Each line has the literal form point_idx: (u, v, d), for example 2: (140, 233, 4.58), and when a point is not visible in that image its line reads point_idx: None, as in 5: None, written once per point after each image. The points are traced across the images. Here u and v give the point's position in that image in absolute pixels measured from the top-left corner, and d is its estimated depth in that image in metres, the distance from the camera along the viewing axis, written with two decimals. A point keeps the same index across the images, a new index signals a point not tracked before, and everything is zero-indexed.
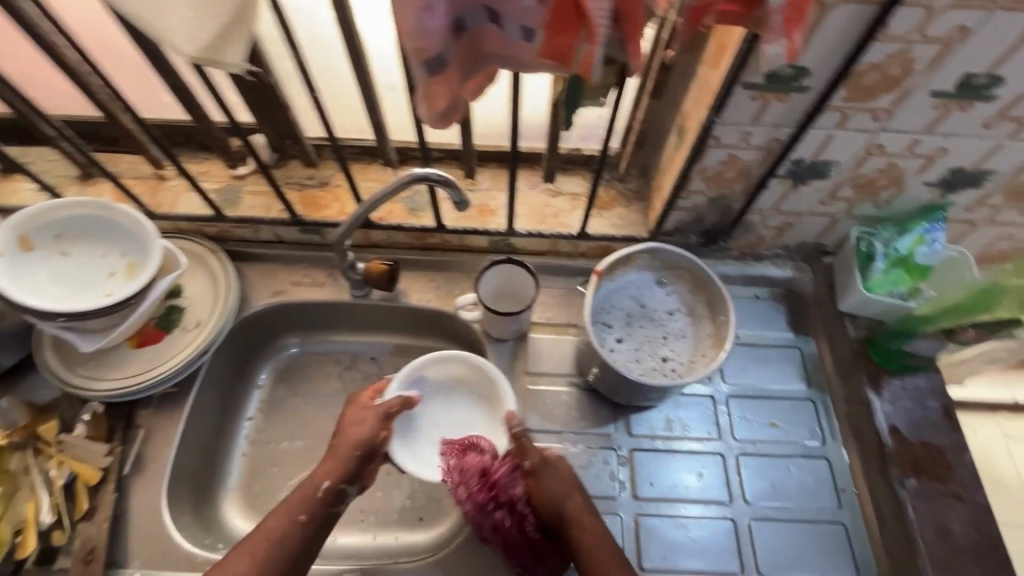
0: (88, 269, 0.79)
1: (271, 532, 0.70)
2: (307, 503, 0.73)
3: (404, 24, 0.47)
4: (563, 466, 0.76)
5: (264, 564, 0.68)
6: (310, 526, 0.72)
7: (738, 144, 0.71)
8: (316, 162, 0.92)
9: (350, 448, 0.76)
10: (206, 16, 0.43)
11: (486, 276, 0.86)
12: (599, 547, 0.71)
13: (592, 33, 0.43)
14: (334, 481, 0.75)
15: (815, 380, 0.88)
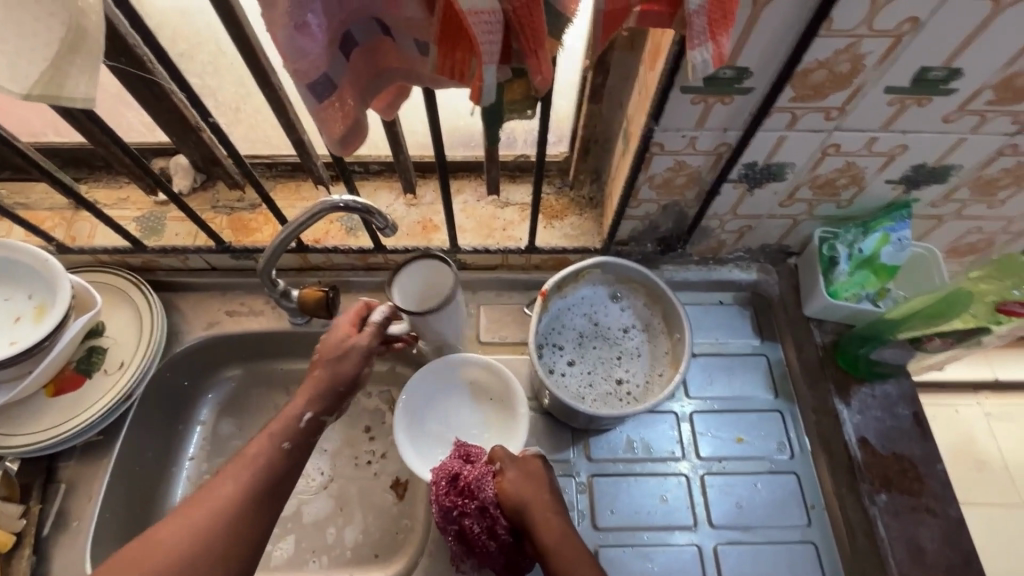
0: None
1: (255, 459, 0.61)
2: (294, 426, 0.64)
3: (277, 45, 0.41)
4: (535, 471, 0.71)
5: (243, 489, 0.59)
6: (292, 455, 0.63)
7: (685, 150, 0.66)
8: (243, 183, 0.86)
9: (334, 382, 0.68)
10: (29, 52, 0.37)
11: (407, 273, 0.76)
12: (574, 551, 0.64)
13: (479, 57, 0.37)
14: (317, 411, 0.67)
15: (782, 389, 0.84)
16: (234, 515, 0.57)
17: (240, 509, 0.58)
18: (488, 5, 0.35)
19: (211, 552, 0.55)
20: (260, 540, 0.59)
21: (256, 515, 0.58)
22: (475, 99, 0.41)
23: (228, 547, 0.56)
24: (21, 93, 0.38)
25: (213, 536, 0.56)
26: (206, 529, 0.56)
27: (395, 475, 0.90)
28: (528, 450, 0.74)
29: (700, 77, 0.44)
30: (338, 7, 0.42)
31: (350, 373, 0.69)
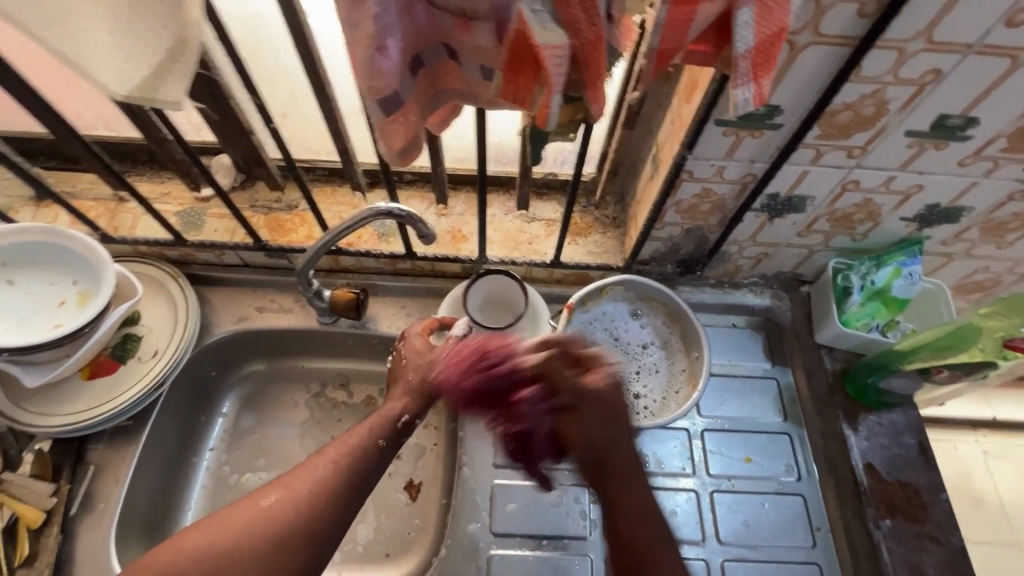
0: (38, 299, 0.75)
1: (356, 446, 0.62)
2: (394, 423, 0.65)
3: (356, 63, 0.45)
4: (612, 405, 0.64)
5: (342, 475, 0.59)
6: (385, 452, 0.64)
7: (712, 178, 0.70)
8: (283, 185, 0.89)
9: (425, 382, 0.69)
10: (137, 56, 0.40)
11: (473, 291, 0.82)
12: (639, 506, 0.60)
13: (547, 84, 0.41)
14: (413, 414, 0.67)
15: (791, 413, 0.86)
16: (328, 497, 0.58)
17: (337, 492, 0.59)
18: (560, 41, 0.39)
19: (293, 531, 0.55)
20: (343, 528, 0.59)
21: (348, 501, 0.59)
22: (542, 125, 0.45)
23: (312, 527, 0.56)
24: (124, 92, 0.42)
25: (305, 513, 0.56)
26: (301, 504, 0.57)
27: (409, 477, 0.92)
28: (596, 364, 0.66)
29: (741, 114, 0.47)
30: (413, 32, 0.45)
31: (441, 367, 0.70)
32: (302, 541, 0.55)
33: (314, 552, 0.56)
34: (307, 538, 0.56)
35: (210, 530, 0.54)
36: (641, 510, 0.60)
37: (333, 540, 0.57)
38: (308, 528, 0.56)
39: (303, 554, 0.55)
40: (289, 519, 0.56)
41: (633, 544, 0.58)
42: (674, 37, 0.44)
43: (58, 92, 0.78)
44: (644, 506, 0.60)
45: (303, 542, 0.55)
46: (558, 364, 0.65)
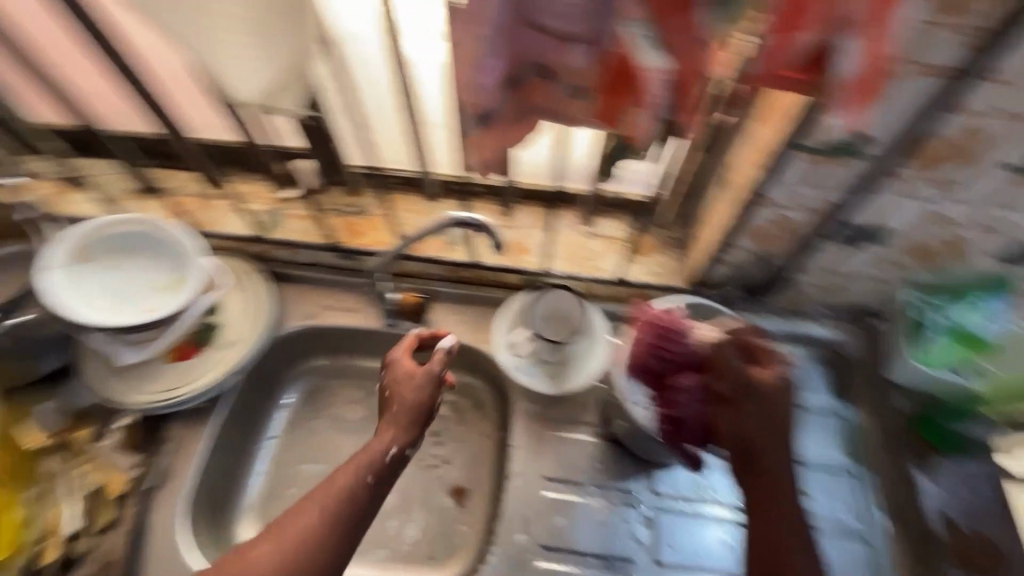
0: (134, 284, 0.80)
1: (338, 490, 0.63)
2: (376, 458, 0.65)
3: (461, 80, 0.49)
4: (780, 410, 0.61)
5: (330, 521, 0.61)
6: (373, 488, 0.64)
7: (788, 204, 0.69)
8: (357, 190, 0.93)
9: (413, 412, 0.69)
10: None
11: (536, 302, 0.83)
12: (787, 509, 0.60)
13: None
14: (402, 445, 0.67)
15: (856, 451, 0.84)
16: (313, 541, 0.60)
17: (325, 533, 0.60)
18: None
19: None
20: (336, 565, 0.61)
21: (334, 542, 0.61)
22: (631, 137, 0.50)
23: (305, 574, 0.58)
24: None
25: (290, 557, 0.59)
26: (289, 555, 0.59)
27: (457, 481, 0.93)
28: (772, 362, 0.64)
29: None
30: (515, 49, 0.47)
31: (419, 397, 0.70)
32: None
33: None
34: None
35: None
36: (787, 513, 0.60)
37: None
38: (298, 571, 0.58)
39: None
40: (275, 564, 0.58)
41: (768, 537, 0.59)
42: (772, 64, 0.45)
43: None
44: (788, 511, 0.60)
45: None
46: (732, 356, 0.64)
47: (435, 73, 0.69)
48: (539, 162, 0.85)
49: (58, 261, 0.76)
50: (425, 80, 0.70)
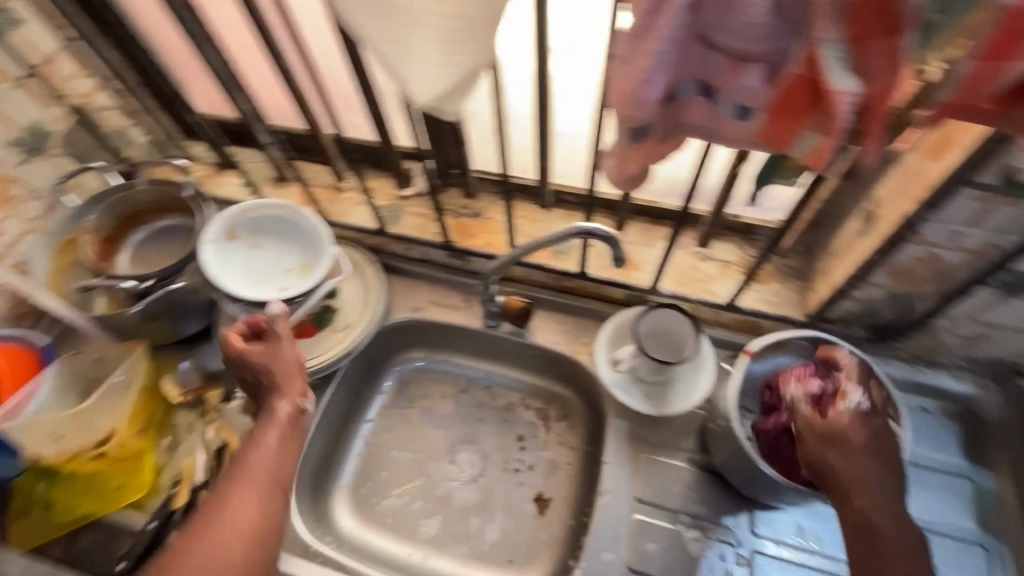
0: (271, 263, 0.88)
1: (257, 461, 0.65)
2: (277, 421, 0.68)
3: (622, 93, 0.47)
4: (841, 425, 0.63)
5: (253, 490, 0.63)
6: (286, 447, 0.68)
7: (943, 242, 0.64)
8: (474, 194, 0.97)
9: (286, 373, 0.71)
10: (446, 71, 0.48)
11: (645, 318, 0.81)
12: (877, 515, 0.58)
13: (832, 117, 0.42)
14: (288, 399, 0.70)
15: (992, 523, 0.76)
16: (249, 508, 0.62)
17: (257, 495, 0.63)
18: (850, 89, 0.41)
19: (235, 551, 0.59)
20: (280, 514, 0.64)
21: (267, 500, 0.63)
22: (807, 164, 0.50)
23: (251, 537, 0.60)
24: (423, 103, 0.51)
25: (240, 528, 0.60)
26: (229, 533, 0.59)
27: (539, 490, 0.92)
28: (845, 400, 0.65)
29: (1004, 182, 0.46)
30: (682, 64, 0.46)
31: (298, 357, 0.73)
32: (250, 547, 0.60)
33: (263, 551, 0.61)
34: (253, 542, 0.60)
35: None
36: (877, 521, 0.57)
37: (273, 531, 0.63)
38: (252, 536, 0.61)
39: (256, 558, 0.60)
40: (229, 541, 0.59)
41: (858, 549, 0.57)
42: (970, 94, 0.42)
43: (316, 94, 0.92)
44: (876, 517, 0.58)
45: (249, 551, 0.60)
46: (801, 401, 0.66)
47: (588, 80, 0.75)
48: (679, 173, 0.84)
49: (213, 236, 0.85)
50: (563, 82, 0.76)
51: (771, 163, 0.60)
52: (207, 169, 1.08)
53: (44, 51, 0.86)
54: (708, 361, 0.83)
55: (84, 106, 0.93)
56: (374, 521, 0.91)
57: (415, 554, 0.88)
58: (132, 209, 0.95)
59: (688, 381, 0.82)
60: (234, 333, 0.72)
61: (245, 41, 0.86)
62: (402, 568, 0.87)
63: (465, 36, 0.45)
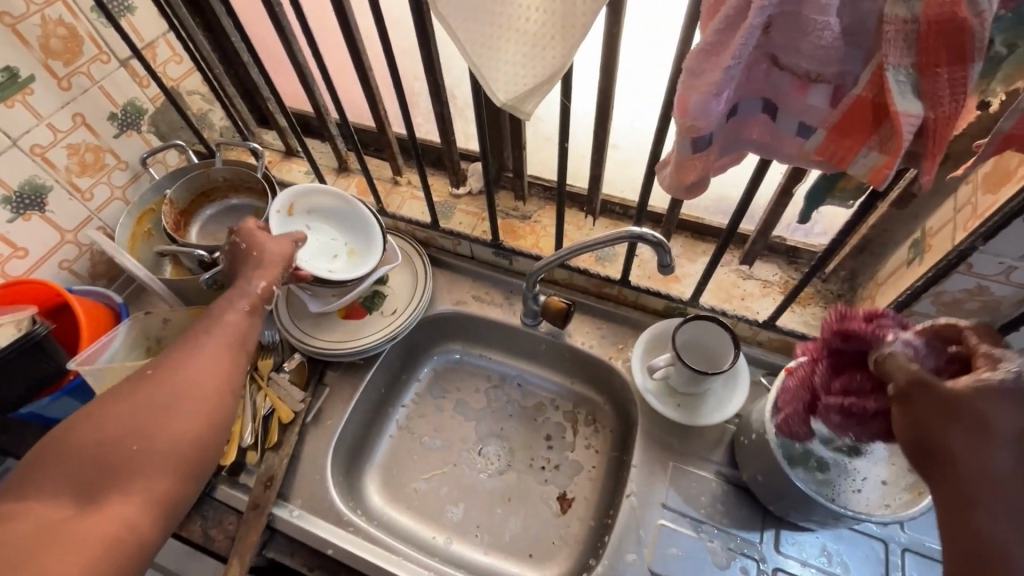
0: (320, 245, 0.92)
1: (224, 324, 0.67)
2: (249, 294, 0.71)
3: (687, 104, 0.49)
4: (981, 406, 0.44)
5: (218, 345, 0.65)
6: (250, 319, 0.70)
7: (993, 276, 0.64)
8: (525, 197, 1.01)
9: (277, 257, 0.75)
10: (528, 74, 0.52)
11: (683, 329, 0.83)
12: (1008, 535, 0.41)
13: (896, 130, 0.43)
14: (266, 280, 0.72)
15: None
16: (219, 360, 0.64)
17: (224, 351, 0.65)
18: (915, 111, 0.43)
19: (197, 393, 0.60)
20: (244, 374, 0.66)
21: (235, 357, 0.66)
22: (868, 179, 0.51)
23: (215, 383, 0.62)
24: (501, 100, 0.54)
25: (212, 372, 0.62)
26: (193, 376, 0.61)
27: (563, 489, 0.93)
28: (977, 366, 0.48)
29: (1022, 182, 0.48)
30: (747, 83, 0.49)
31: (278, 262, 0.76)
32: (218, 390, 0.61)
33: (224, 399, 0.61)
34: (223, 385, 0.62)
35: (133, 403, 0.56)
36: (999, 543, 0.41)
37: (236, 386, 0.64)
38: (222, 382, 0.62)
39: (224, 401, 0.61)
40: (200, 379, 0.61)
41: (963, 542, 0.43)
42: None
43: (385, 92, 0.98)
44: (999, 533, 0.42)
45: (219, 394, 0.61)
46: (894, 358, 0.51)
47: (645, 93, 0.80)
48: (729, 191, 0.87)
49: (278, 207, 0.89)
50: (623, 93, 0.81)
51: (822, 184, 0.62)
52: (274, 155, 1.14)
53: (148, 37, 0.95)
54: (741, 383, 0.85)
55: (175, 89, 1.03)
56: (402, 503, 0.94)
57: (439, 538, 0.91)
58: (205, 186, 1.01)
59: (720, 397, 0.84)
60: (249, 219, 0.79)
61: (333, 39, 0.94)
62: (426, 549, 0.90)
63: (554, 44, 0.49)
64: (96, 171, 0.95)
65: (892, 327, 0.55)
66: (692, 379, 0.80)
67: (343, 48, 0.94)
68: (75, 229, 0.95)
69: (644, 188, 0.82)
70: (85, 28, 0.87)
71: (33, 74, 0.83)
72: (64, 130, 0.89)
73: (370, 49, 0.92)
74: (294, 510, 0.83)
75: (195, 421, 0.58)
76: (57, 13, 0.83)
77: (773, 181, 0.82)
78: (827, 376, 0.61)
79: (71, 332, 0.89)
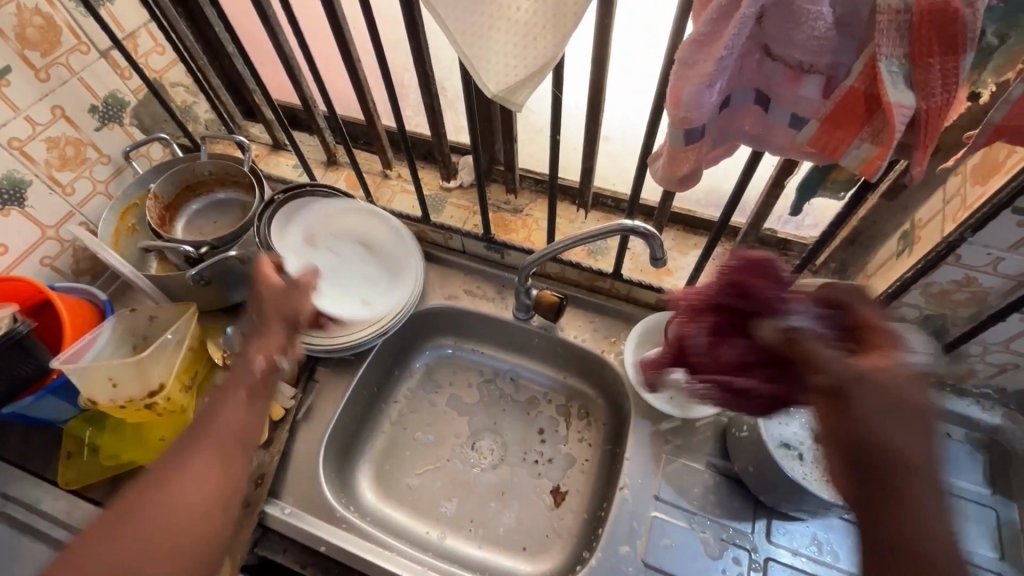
0: (347, 268, 0.97)
1: (221, 421, 0.57)
2: (251, 376, 0.60)
3: (680, 95, 0.49)
4: (907, 395, 0.42)
5: (214, 451, 0.55)
6: (256, 403, 0.60)
7: (982, 267, 0.65)
8: (516, 191, 1.00)
9: (282, 319, 0.65)
10: (518, 65, 0.51)
11: None
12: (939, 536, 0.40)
13: (889, 120, 0.43)
14: (278, 352, 0.63)
15: (1012, 555, 0.75)
16: (208, 471, 0.53)
17: (220, 456, 0.55)
18: (907, 102, 0.43)
19: (176, 523, 0.50)
20: (244, 474, 0.56)
21: (231, 459, 0.55)
22: (860, 171, 0.51)
23: (202, 503, 0.52)
24: (491, 90, 0.53)
25: (198, 490, 0.52)
26: (174, 499, 0.51)
27: (557, 482, 0.93)
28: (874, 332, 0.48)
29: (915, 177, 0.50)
30: (739, 74, 0.49)
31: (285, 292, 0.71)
32: (208, 513, 0.52)
33: (216, 524, 0.52)
34: (215, 505, 0.52)
35: (98, 554, 0.47)
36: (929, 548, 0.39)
37: (236, 499, 0.54)
38: (213, 501, 0.52)
39: (215, 527, 0.52)
40: (183, 504, 0.51)
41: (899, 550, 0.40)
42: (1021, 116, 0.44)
43: (374, 84, 0.96)
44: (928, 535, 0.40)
45: (209, 518, 0.52)
46: (804, 334, 0.50)
47: (639, 85, 0.79)
48: (721, 184, 0.87)
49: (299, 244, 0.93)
50: (614, 85, 0.81)
51: (813, 176, 0.63)
52: (261, 149, 1.12)
53: (128, 27, 0.93)
54: None
55: (158, 81, 1.01)
56: (395, 498, 0.93)
57: (433, 533, 0.90)
58: (191, 180, 1.00)
59: None
60: (264, 263, 0.67)
61: (321, 30, 0.92)
62: (420, 545, 0.89)
63: (545, 33, 0.49)
64: (77, 164, 0.93)
65: (781, 296, 0.57)
66: (651, 385, 0.81)
67: (330, 38, 0.92)
68: (56, 225, 0.93)
69: (637, 180, 0.81)
70: (63, 17, 0.84)
71: (9, 65, 0.80)
72: (43, 122, 0.86)
73: (359, 40, 0.91)
74: (286, 507, 0.82)
75: (177, 562, 0.49)
76: (33, 2, 0.81)
77: (766, 174, 0.82)
78: (710, 339, 0.63)
79: (54, 329, 0.87)
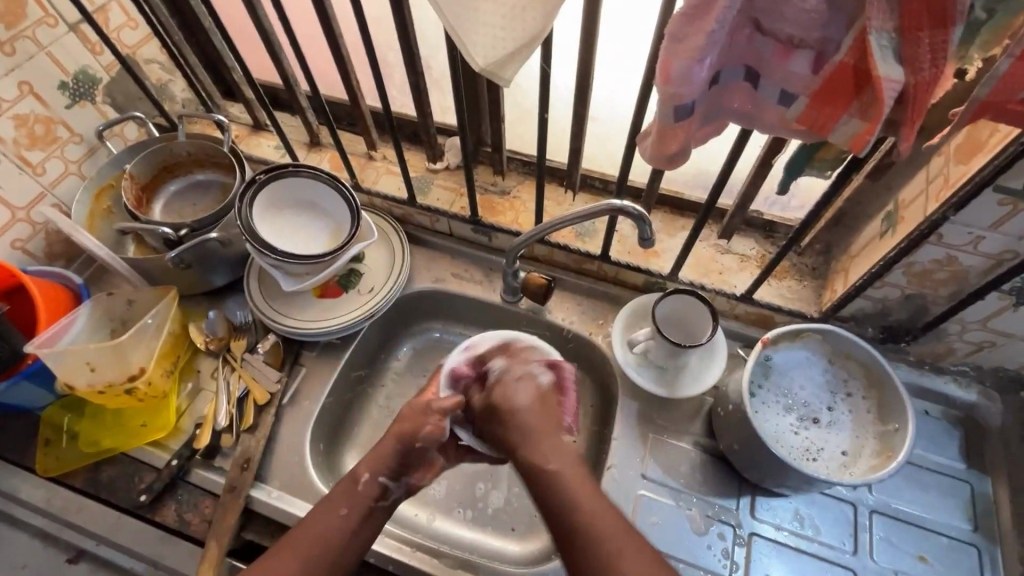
0: None
1: (318, 535, 0.67)
2: (352, 499, 0.71)
3: (670, 70, 0.48)
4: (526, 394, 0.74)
5: (311, 561, 0.65)
6: (360, 523, 0.70)
7: (963, 246, 0.66)
8: (504, 172, 0.99)
9: (395, 456, 0.74)
10: (508, 37, 0.50)
11: (663, 303, 0.83)
12: (577, 490, 0.65)
13: (879, 94, 0.43)
14: (389, 476, 0.74)
15: (985, 525, 0.78)
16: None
17: (316, 564, 0.66)
18: (897, 76, 0.42)
19: None
20: None
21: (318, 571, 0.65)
22: (849, 147, 0.51)
23: None
24: (480, 64, 0.52)
25: None
26: None
27: None
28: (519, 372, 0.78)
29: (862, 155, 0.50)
30: (729, 49, 0.48)
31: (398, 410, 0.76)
32: None
33: None
34: None
35: None
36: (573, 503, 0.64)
37: None
38: None
39: None
40: None
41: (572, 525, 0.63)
42: (1006, 91, 0.44)
43: (357, 61, 0.94)
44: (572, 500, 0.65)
45: None
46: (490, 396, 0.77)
47: (628, 64, 0.78)
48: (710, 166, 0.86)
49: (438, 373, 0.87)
50: (603, 64, 0.79)
51: (800, 154, 0.63)
52: (240, 128, 1.09)
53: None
54: (719, 355, 0.85)
55: (131, 57, 0.97)
56: None
57: (422, 516, 0.91)
58: (168, 160, 0.96)
59: (698, 368, 0.84)
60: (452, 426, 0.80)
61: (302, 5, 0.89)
62: (409, 527, 0.90)
63: (535, 4, 0.47)
64: (48, 143, 0.89)
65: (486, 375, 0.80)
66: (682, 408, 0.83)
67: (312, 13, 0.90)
68: (27, 206, 0.89)
69: (626, 161, 0.81)
70: None
71: None
72: (9, 99, 0.83)
73: (341, 16, 0.88)
74: (273, 491, 0.82)
75: None
76: None
77: (754, 155, 0.82)
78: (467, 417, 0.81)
79: (26, 314, 0.84)
